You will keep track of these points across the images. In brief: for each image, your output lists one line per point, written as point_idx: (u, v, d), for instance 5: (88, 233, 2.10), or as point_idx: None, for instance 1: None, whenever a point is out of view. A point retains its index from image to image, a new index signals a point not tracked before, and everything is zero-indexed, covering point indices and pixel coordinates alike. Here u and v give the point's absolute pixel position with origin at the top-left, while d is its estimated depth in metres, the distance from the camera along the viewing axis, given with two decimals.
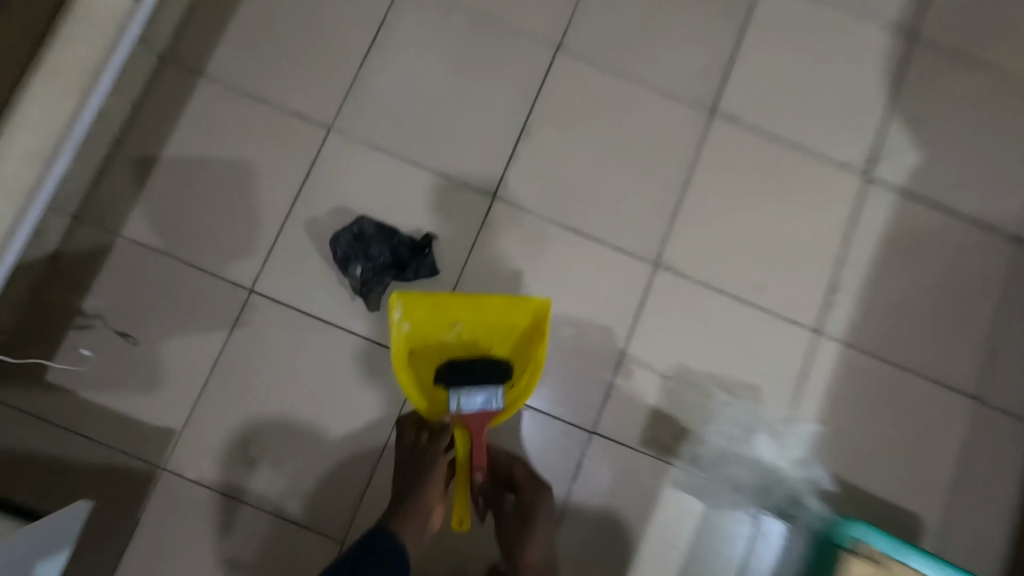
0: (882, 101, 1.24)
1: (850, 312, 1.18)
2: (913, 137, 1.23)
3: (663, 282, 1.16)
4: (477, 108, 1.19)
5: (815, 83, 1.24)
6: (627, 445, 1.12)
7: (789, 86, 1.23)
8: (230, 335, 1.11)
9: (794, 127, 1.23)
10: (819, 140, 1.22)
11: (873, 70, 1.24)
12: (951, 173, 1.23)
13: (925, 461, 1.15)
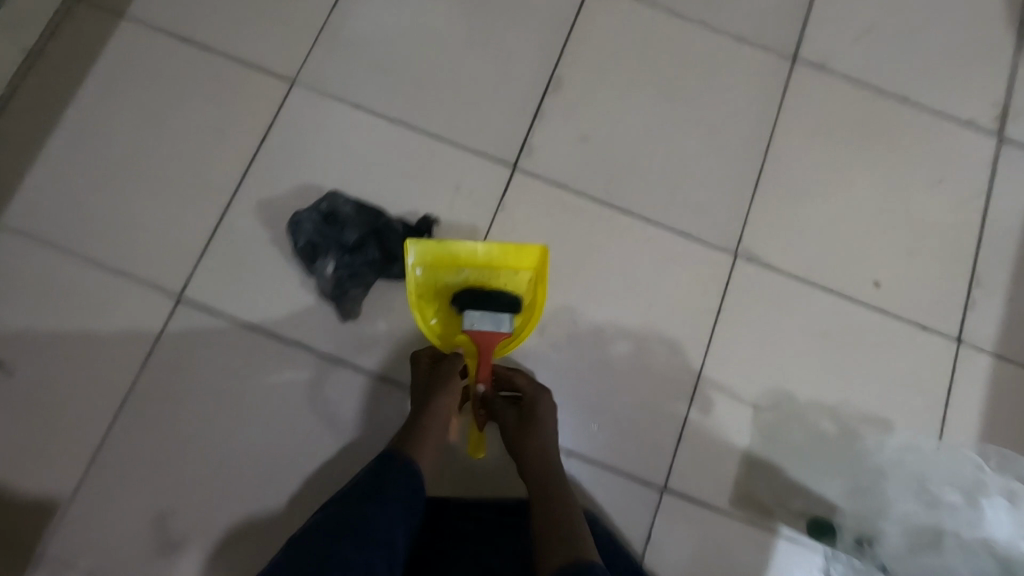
0: (1009, 44, 0.96)
1: (1001, 313, 0.87)
2: None
3: (748, 277, 0.86)
4: (488, 54, 0.90)
5: (921, 22, 0.96)
6: (711, 507, 0.79)
7: (888, 26, 0.96)
8: (147, 360, 0.79)
9: (900, 74, 0.95)
10: (932, 93, 0.94)
11: (992, 6, 0.97)
12: None
13: None
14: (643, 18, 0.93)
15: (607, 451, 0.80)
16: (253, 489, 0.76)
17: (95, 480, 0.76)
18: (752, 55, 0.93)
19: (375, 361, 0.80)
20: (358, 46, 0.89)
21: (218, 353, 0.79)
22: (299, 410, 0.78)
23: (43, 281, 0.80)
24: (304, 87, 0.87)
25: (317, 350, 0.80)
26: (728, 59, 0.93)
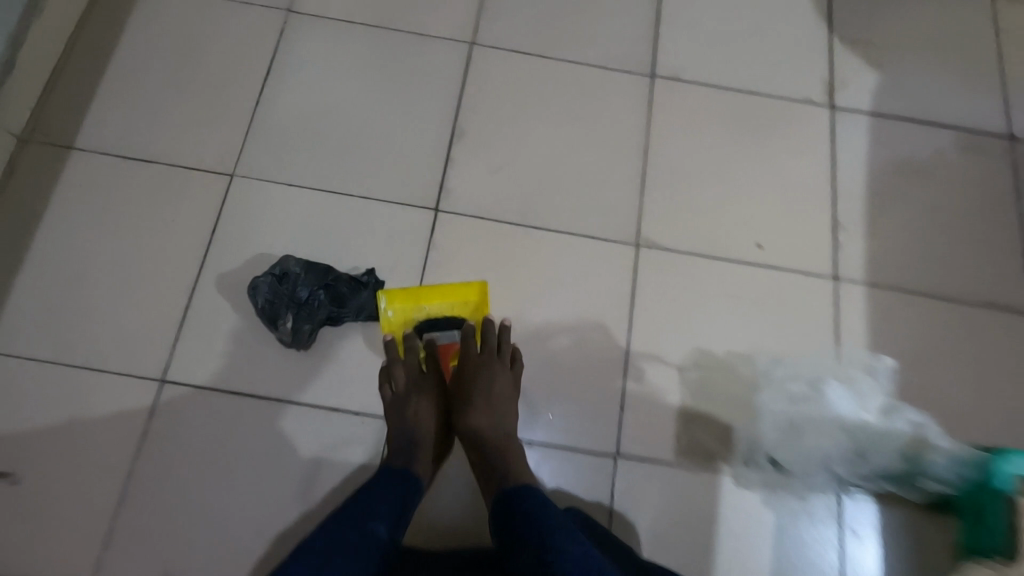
0: (822, 32, 1.16)
1: (864, 248, 1.03)
2: (866, 59, 1.15)
3: (654, 262, 1.00)
4: (397, 120, 1.05)
5: (748, 28, 1.16)
6: (661, 461, 0.91)
7: (723, 36, 1.15)
8: (142, 441, 0.88)
9: (742, 71, 1.13)
10: (771, 82, 1.13)
11: (802, 6, 1.18)
12: (916, 86, 1.14)
13: (1005, 396, 0.97)
14: (524, 65, 1.10)
15: (564, 435, 0.91)
16: (260, 537, 0.85)
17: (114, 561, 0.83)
18: (618, 79, 1.11)
19: (348, 399, 0.91)
20: (287, 135, 1.03)
21: (208, 424, 0.89)
22: (290, 457, 0.88)
23: (38, 392, 0.89)
24: (245, 178, 1.00)
25: (296, 401, 0.90)
26: (600, 86, 1.10)
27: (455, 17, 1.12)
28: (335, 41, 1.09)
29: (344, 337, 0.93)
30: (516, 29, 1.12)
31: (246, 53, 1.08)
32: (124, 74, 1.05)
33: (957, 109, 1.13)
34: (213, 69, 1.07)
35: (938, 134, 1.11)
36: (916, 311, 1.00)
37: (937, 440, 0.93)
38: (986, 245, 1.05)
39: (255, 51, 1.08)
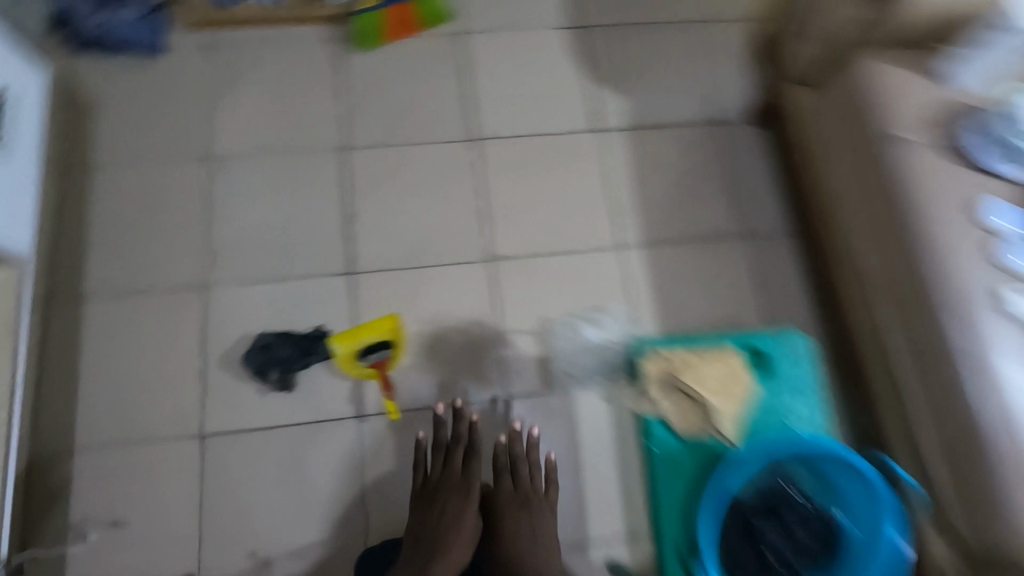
0: (568, 77, 1.49)
1: (683, 207, 1.40)
2: (605, 87, 1.49)
3: (509, 269, 1.33)
4: (317, 214, 1.32)
5: (551, 70, 1.49)
6: (582, 389, 1.27)
7: (535, 81, 1.48)
8: (209, 519, 1.12)
9: (558, 104, 1.47)
10: (578, 108, 1.47)
11: (548, 60, 1.50)
12: (636, 103, 1.48)
13: (808, 271, 1.35)
14: (399, 143, 1.40)
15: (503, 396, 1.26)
16: (324, 550, 1.12)
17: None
18: (471, 137, 1.42)
19: (350, 432, 1.19)
20: (238, 245, 1.29)
21: (247, 481, 1.14)
22: (314, 485, 1.15)
23: (109, 495, 1.13)
24: (216, 289, 1.25)
25: (310, 447, 1.17)
26: (457, 147, 1.41)
27: (334, 125, 1.40)
28: (246, 168, 1.34)
29: (328, 385, 1.21)
30: (384, 117, 1.41)
31: (181, 199, 1.32)
32: (90, 248, 1.27)
33: (689, 102, 1.48)
34: (159, 219, 1.30)
35: (675, 127, 1.46)
36: (730, 235, 1.37)
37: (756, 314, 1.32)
38: (767, 174, 1.42)
39: (186, 195, 1.32)
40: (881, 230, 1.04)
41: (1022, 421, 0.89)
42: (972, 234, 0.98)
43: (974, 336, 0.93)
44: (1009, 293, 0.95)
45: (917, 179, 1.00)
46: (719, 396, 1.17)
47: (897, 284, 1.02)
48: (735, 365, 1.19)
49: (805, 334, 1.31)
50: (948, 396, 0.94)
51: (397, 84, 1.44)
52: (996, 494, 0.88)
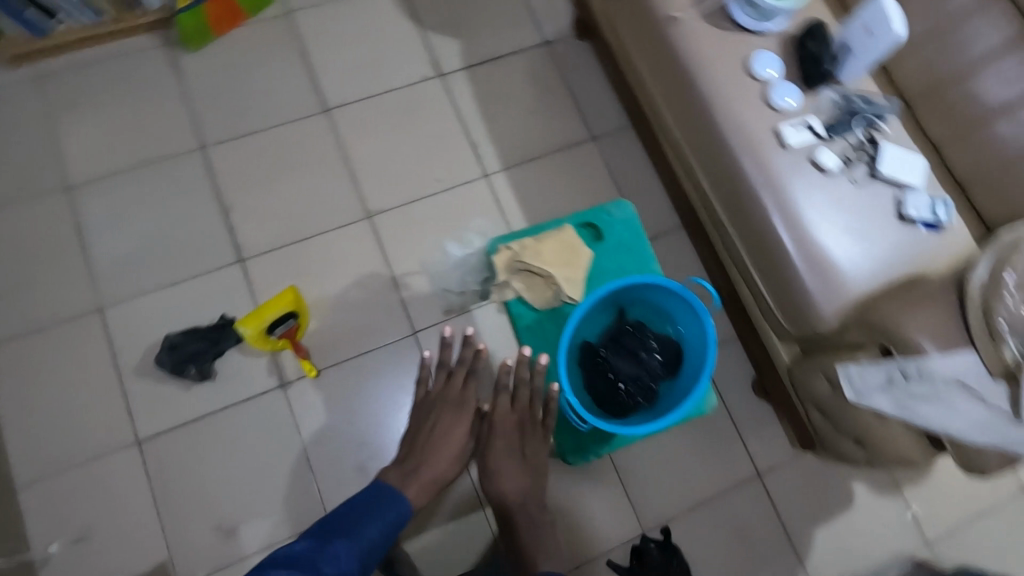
0: (400, 33, 1.57)
1: (530, 130, 1.54)
2: (437, 36, 1.58)
3: (385, 220, 1.42)
4: (190, 216, 1.37)
5: (382, 30, 1.56)
6: (474, 308, 1.38)
7: (371, 43, 1.55)
8: (168, 513, 1.21)
9: (397, 60, 1.55)
10: (415, 61, 1.56)
11: (377, 22, 1.57)
12: (469, 43, 1.58)
13: (649, 158, 1.52)
14: (253, 129, 1.45)
15: (409, 331, 1.36)
16: (282, 508, 1.23)
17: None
18: (321, 110, 1.48)
19: (277, 402, 1.29)
20: (122, 261, 1.33)
21: (194, 467, 1.24)
22: (257, 453, 1.25)
23: (65, 516, 1.20)
24: (112, 307, 1.30)
25: (243, 425, 1.27)
26: (310, 120, 1.48)
27: (183, 128, 1.42)
28: (108, 189, 1.37)
29: (245, 368, 1.30)
30: (231, 107, 1.45)
31: (51, 234, 1.33)
32: None
33: (515, 33, 1.60)
34: (35, 260, 1.32)
35: (509, 59, 1.58)
36: (574, 148, 1.54)
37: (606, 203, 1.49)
38: (596, 85, 1.58)
39: (56, 229, 1.34)
40: (676, 99, 1.16)
41: (806, 231, 1.06)
42: (747, 82, 1.11)
43: (761, 168, 1.08)
44: (779, 127, 1.08)
45: (694, 44, 1.12)
46: (560, 266, 0.97)
47: (699, 143, 1.14)
48: (572, 237, 1.00)
49: (657, 211, 1.49)
50: (753, 223, 1.10)
51: (237, 75, 1.48)
52: (801, 289, 1.06)
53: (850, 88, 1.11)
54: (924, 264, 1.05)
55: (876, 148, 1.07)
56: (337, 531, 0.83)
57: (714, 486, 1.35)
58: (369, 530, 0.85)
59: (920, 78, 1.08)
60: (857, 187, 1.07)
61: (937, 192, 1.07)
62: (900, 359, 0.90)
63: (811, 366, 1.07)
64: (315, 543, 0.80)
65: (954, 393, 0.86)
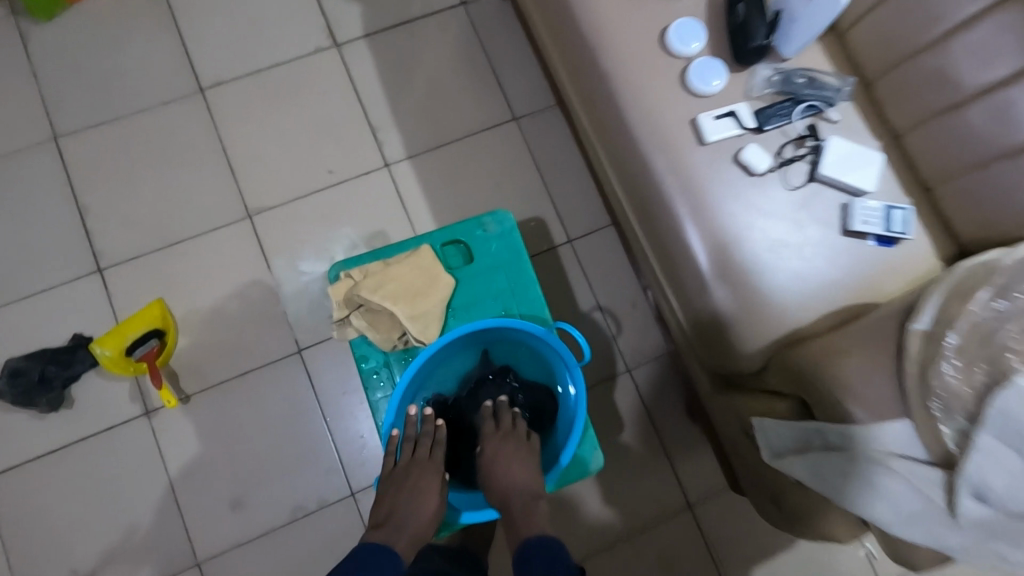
0: None
1: (442, 108, 1.29)
2: None
3: (266, 222, 1.22)
4: (41, 221, 1.19)
5: None
6: None
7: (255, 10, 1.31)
8: (16, 560, 1.09)
9: (285, 29, 1.30)
10: (307, 28, 1.31)
11: None
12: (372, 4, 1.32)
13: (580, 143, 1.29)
14: (116, 116, 1.24)
15: (292, 349, 1.18)
16: (142, 553, 1.10)
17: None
18: (193, 92, 1.26)
19: (137, 435, 1.13)
20: None
21: (47, 509, 1.10)
22: (117, 492, 1.12)
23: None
24: None
25: (99, 461, 1.12)
26: (181, 103, 1.26)
27: (34, 117, 1.23)
28: None
29: (101, 397, 1.14)
30: (89, 90, 1.25)
31: None
32: None
33: None
34: None
35: (420, 23, 1.32)
36: (494, 129, 1.29)
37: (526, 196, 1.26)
38: (523, 53, 1.33)
39: None
40: (582, 80, 0.93)
41: (727, 245, 0.84)
42: (663, 60, 0.88)
43: (676, 167, 0.86)
44: (698, 118, 0.86)
45: (598, 11, 0.89)
46: (400, 301, 0.81)
47: (607, 134, 0.92)
48: (431, 262, 0.85)
49: (588, 205, 1.27)
50: (664, 237, 0.88)
51: (96, 53, 1.26)
52: (719, 321, 0.84)
53: (792, 65, 0.88)
54: (875, 292, 0.83)
55: (819, 141, 0.85)
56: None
57: (638, 524, 1.16)
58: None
59: (882, 50, 0.84)
60: (793, 192, 0.85)
61: (896, 200, 0.86)
62: (822, 422, 0.72)
63: (725, 408, 0.89)
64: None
65: (881, 473, 0.67)
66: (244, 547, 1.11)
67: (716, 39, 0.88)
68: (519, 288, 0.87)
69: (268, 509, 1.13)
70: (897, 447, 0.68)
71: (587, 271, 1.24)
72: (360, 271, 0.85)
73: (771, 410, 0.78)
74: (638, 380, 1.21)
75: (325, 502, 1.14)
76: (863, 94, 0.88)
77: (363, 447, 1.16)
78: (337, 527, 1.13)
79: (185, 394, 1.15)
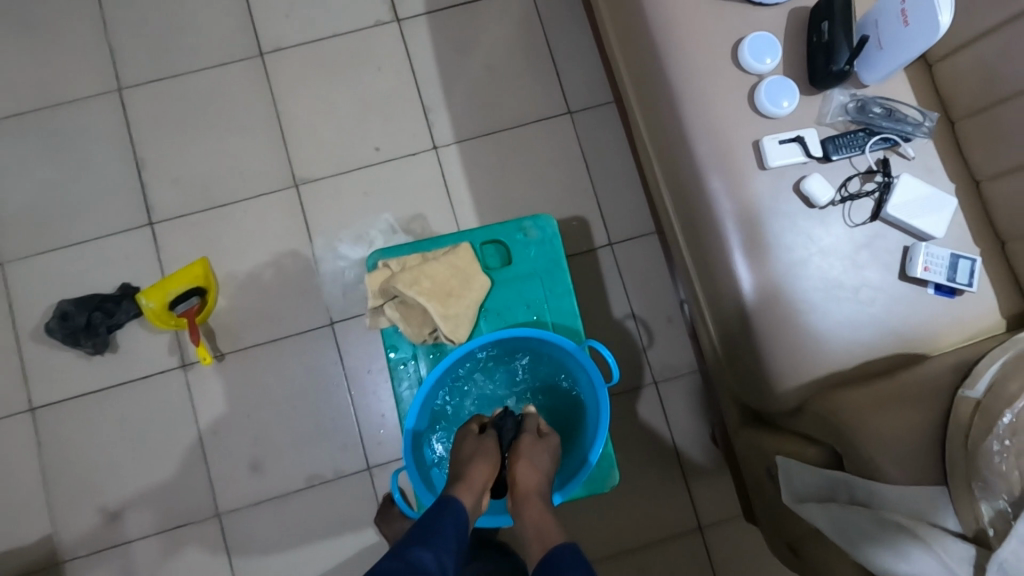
0: None
1: (493, 96, 1.27)
2: None
3: (310, 195, 1.23)
4: (98, 169, 1.23)
5: None
6: None
7: None
8: (53, 486, 1.16)
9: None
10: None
11: None
12: None
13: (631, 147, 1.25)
14: (177, 72, 1.26)
15: (325, 321, 1.20)
16: (167, 497, 1.16)
17: (68, 555, 1.14)
18: (251, 56, 1.27)
19: (171, 385, 1.18)
20: (26, 215, 1.22)
21: (84, 445, 1.17)
22: (150, 438, 1.17)
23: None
24: (13, 264, 1.20)
25: (135, 405, 1.18)
26: (240, 66, 1.26)
27: (98, 64, 1.25)
28: (14, 130, 1.23)
29: (141, 345, 1.19)
30: (153, 43, 1.26)
31: None
32: None
33: None
34: None
35: (483, 6, 1.29)
36: (545, 122, 1.26)
37: (570, 195, 1.24)
38: (585, 46, 1.28)
39: None
40: (644, 89, 0.91)
41: (776, 275, 0.80)
42: (733, 74, 0.83)
43: (731, 189, 0.82)
44: (762, 141, 0.82)
45: (671, 15, 0.85)
46: (434, 299, 0.81)
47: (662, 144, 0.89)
48: (468, 262, 0.85)
49: (633, 209, 1.24)
50: (711, 259, 0.85)
51: (162, 8, 1.27)
52: (756, 355, 0.81)
53: (870, 93, 0.83)
54: (930, 342, 0.79)
55: (890, 178, 0.80)
56: (418, 540, 0.63)
57: (643, 536, 1.16)
58: (452, 554, 0.63)
59: (975, 88, 0.78)
60: (853, 231, 0.81)
61: (966, 249, 0.81)
62: (850, 474, 0.70)
63: (752, 442, 0.86)
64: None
65: (901, 537, 0.63)
66: (261, 504, 1.16)
67: (791, 57, 0.84)
68: (554, 298, 0.87)
69: (287, 472, 1.17)
70: (926, 513, 0.64)
71: (623, 277, 1.22)
72: (398, 262, 0.86)
73: (799, 452, 0.77)
74: (662, 394, 1.20)
75: (342, 474, 1.17)
76: (942, 134, 0.83)
77: (383, 425, 1.19)
78: (351, 500, 1.17)
79: (219, 352, 1.19)
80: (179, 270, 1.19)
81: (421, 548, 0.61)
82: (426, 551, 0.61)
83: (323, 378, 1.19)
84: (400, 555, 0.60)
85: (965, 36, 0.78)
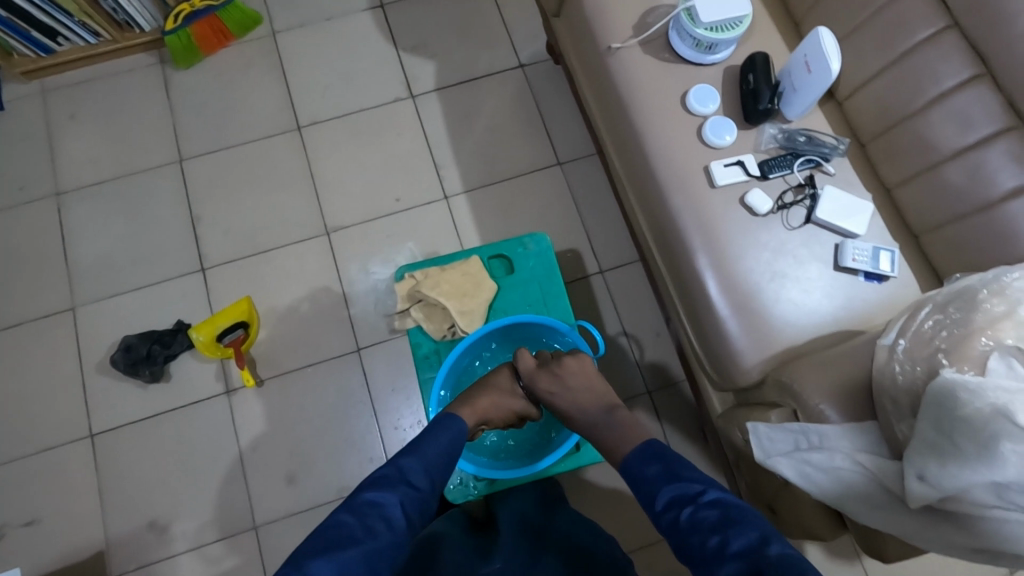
0: (379, 55, 1.57)
1: (492, 153, 1.50)
2: (415, 58, 1.57)
3: (339, 240, 1.43)
4: (160, 225, 1.45)
5: (359, 53, 1.57)
6: None
7: (347, 64, 1.57)
8: (106, 504, 1.27)
9: (370, 81, 1.55)
10: (388, 81, 1.55)
11: (358, 42, 1.58)
12: (443, 63, 1.57)
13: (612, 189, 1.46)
14: (228, 144, 1.50)
15: (353, 348, 1.36)
16: (208, 512, 1.27)
17: (118, 569, 1.24)
18: (290, 129, 1.52)
19: (215, 408, 1.33)
20: (98, 264, 1.42)
21: (137, 465, 1.30)
22: (196, 457, 1.30)
23: (13, 502, 1.27)
24: (83, 307, 1.39)
25: (183, 427, 1.32)
26: (282, 137, 1.51)
27: (164, 141, 1.50)
28: (92, 195, 1.46)
29: (190, 373, 1.35)
30: (210, 121, 1.52)
31: (40, 230, 1.44)
32: None
33: (492, 55, 1.57)
34: (24, 252, 1.43)
35: (483, 81, 1.55)
36: (537, 172, 1.49)
37: (562, 232, 1.44)
38: (570, 109, 1.53)
39: (46, 226, 1.44)
40: (615, 134, 1.12)
41: (734, 270, 0.97)
42: (683, 116, 1.05)
43: (690, 204, 1.00)
44: (710, 165, 1.02)
45: (631, 75, 1.07)
46: (453, 300, 1.04)
47: (633, 176, 1.09)
48: (478, 270, 1.08)
49: (618, 241, 1.43)
50: (680, 263, 1.01)
51: (219, 91, 1.54)
52: (724, 339, 0.96)
53: (795, 126, 1.04)
54: (864, 321, 0.95)
55: (816, 190, 1.00)
56: (409, 450, 0.78)
57: (651, 533, 1.26)
58: (436, 465, 0.78)
59: (874, 118, 0.99)
60: (792, 232, 0.99)
61: (886, 243, 0.98)
62: (804, 423, 0.81)
63: (726, 418, 0.98)
64: (382, 492, 0.70)
65: (845, 466, 0.77)
66: (295, 516, 1.27)
67: (729, 103, 1.05)
68: (549, 296, 1.08)
69: (319, 485, 1.29)
70: (864, 446, 0.78)
71: (613, 298, 1.39)
72: (420, 273, 1.09)
73: (763, 417, 0.86)
74: (656, 401, 1.33)
75: None
76: (856, 155, 1.03)
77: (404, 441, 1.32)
78: None
79: (259, 378, 1.35)
80: (225, 308, 1.36)
81: (411, 457, 0.76)
82: (416, 461, 0.76)
83: (352, 396, 1.34)
84: (393, 462, 0.75)
85: (860, 79, 1.00)
